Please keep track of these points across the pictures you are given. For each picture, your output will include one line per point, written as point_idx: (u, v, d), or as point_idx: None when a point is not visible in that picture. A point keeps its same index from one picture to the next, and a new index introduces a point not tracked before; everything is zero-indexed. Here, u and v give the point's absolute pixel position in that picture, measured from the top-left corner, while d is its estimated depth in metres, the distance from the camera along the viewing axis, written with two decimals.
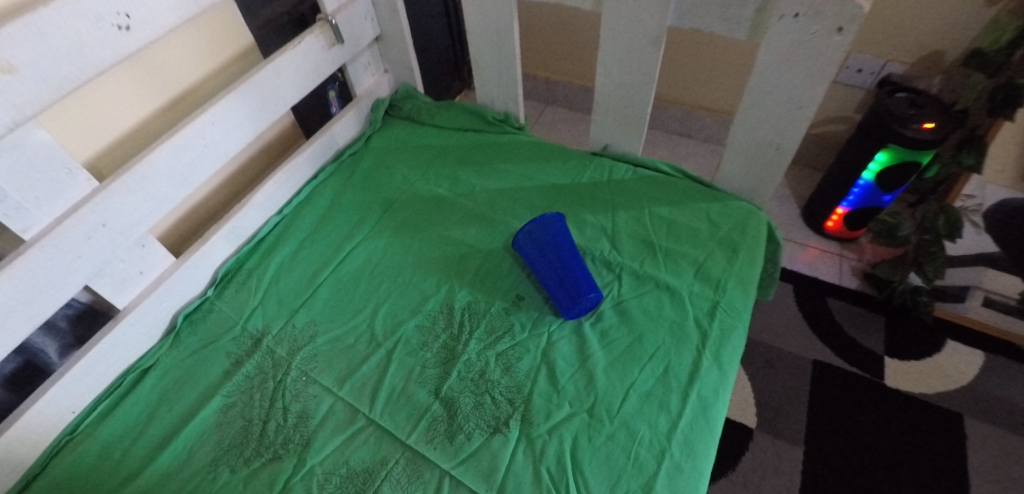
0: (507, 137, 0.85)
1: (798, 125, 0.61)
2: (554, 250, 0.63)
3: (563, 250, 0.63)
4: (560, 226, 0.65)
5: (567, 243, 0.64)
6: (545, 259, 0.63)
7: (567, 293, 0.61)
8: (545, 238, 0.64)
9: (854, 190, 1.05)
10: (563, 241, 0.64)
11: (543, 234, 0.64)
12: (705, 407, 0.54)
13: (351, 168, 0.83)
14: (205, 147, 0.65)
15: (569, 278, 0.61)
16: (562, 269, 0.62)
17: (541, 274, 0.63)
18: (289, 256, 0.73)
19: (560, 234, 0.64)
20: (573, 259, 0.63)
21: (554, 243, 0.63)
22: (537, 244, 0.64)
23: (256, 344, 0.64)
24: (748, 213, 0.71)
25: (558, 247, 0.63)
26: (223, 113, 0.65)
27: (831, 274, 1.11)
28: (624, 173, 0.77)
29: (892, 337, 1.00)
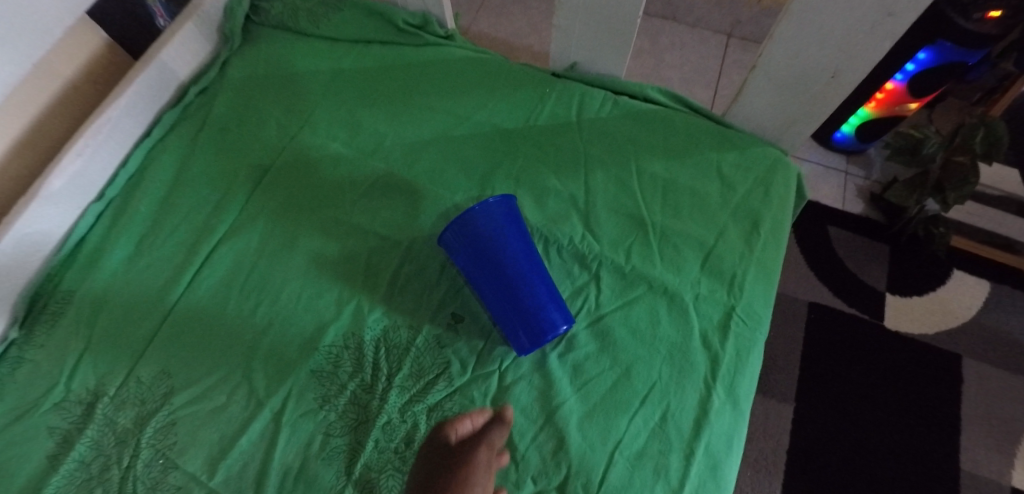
0: (430, 53, 0.58)
1: (875, 44, 0.39)
2: (499, 257, 0.43)
3: (514, 254, 0.43)
4: (507, 215, 0.44)
5: (518, 242, 0.43)
6: (487, 270, 0.43)
7: (520, 323, 0.42)
8: (486, 237, 0.43)
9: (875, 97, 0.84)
10: (511, 240, 0.43)
11: (481, 232, 0.43)
12: (716, 467, 0.40)
13: (202, 116, 0.56)
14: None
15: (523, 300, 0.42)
16: (512, 284, 0.42)
17: (483, 290, 0.44)
18: (123, 267, 0.50)
19: (508, 228, 0.44)
20: (528, 268, 0.43)
21: (499, 245, 0.43)
22: (473, 248, 0.43)
23: (87, 412, 0.44)
24: (772, 165, 0.51)
25: (506, 251, 0.43)
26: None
27: (833, 196, 0.95)
28: (599, 108, 0.54)
29: (896, 270, 0.89)
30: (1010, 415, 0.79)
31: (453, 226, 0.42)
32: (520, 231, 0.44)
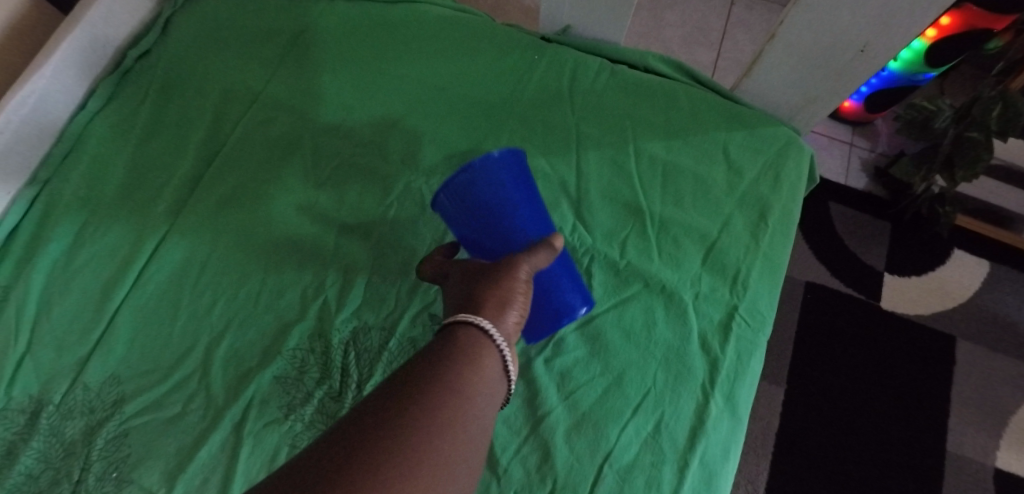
0: (402, 12, 0.51)
1: (916, 13, 0.34)
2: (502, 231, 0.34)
3: (524, 228, 0.35)
4: (514, 177, 0.34)
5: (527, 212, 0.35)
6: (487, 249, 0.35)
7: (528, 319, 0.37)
8: (486, 204, 0.34)
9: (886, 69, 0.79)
10: (518, 210, 0.35)
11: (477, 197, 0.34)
12: (710, 480, 0.38)
13: (145, 84, 0.49)
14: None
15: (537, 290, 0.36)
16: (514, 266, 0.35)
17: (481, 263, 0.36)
18: (64, 259, 0.45)
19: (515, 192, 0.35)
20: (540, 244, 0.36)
21: (503, 217, 0.34)
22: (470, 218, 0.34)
23: (28, 423, 0.40)
24: (784, 147, 0.46)
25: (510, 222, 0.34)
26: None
27: (836, 170, 0.91)
28: (594, 78, 0.49)
29: (895, 249, 0.86)
30: (999, 396, 0.79)
31: (446, 190, 0.33)
32: (529, 196, 0.36)
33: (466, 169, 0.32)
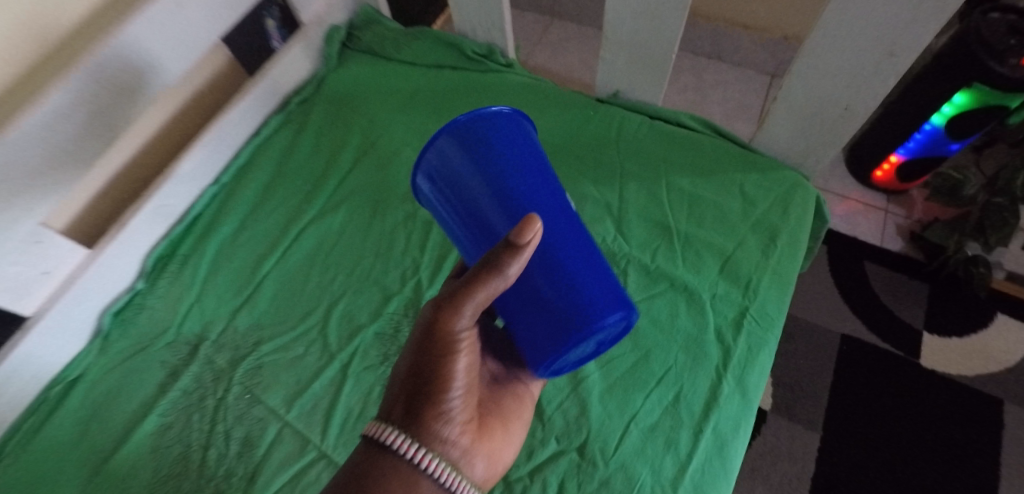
0: (491, 79, 0.67)
1: (881, 82, 0.45)
2: (491, 187, 0.35)
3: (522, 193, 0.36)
4: (504, 137, 0.37)
5: (517, 177, 0.36)
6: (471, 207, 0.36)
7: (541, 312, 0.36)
8: (471, 162, 0.36)
9: (916, 136, 0.87)
10: (507, 172, 0.36)
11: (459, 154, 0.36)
12: (722, 447, 0.44)
13: (301, 122, 0.67)
14: (105, 99, 0.51)
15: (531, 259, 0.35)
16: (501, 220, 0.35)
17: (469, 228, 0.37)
18: (228, 239, 0.61)
19: (506, 152, 0.37)
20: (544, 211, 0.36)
21: (489, 173, 0.36)
22: (455, 178, 0.36)
23: (192, 351, 0.54)
24: (793, 187, 0.56)
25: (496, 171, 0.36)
26: (124, 54, 0.50)
27: (872, 233, 0.97)
28: (636, 129, 0.61)
29: (934, 310, 0.88)
30: None
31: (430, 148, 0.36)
32: (519, 159, 0.37)
33: (444, 132, 0.36)
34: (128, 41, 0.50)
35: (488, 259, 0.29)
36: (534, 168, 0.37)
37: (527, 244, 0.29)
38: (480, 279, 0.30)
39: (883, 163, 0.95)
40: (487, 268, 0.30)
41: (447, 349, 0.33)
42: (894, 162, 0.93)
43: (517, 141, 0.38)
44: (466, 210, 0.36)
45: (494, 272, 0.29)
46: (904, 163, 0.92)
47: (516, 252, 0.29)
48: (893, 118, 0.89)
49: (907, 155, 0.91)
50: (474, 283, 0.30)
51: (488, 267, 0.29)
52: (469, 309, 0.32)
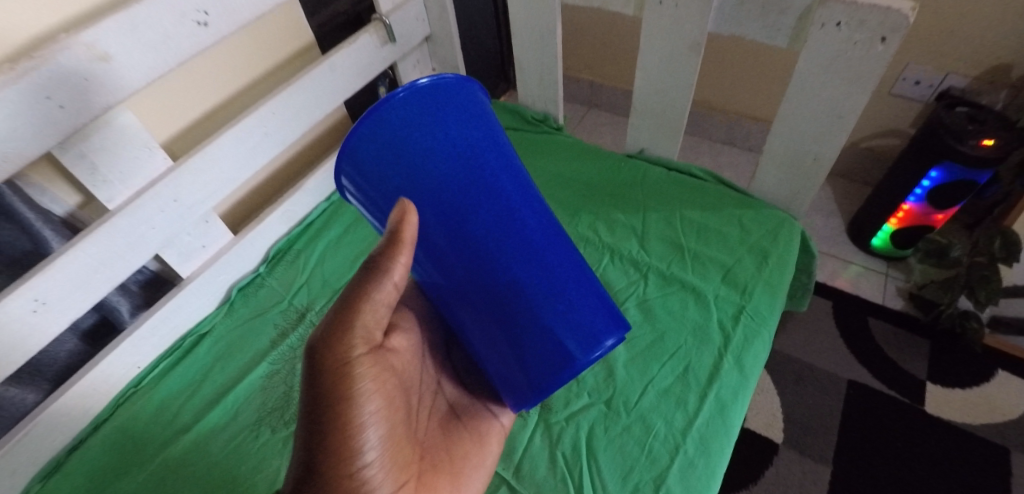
0: (545, 137, 0.87)
1: (838, 136, 0.62)
2: (422, 165, 0.38)
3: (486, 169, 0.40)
4: (457, 106, 0.40)
5: (456, 167, 0.38)
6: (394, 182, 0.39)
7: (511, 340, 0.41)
8: (425, 124, 0.38)
9: (921, 187, 0.96)
10: (442, 154, 0.38)
11: (414, 117, 0.38)
12: (723, 409, 0.54)
13: None
14: (276, 128, 0.71)
15: (467, 254, 0.39)
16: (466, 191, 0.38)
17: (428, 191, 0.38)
18: (334, 240, 0.78)
19: (453, 131, 0.39)
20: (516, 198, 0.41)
21: (422, 154, 0.38)
22: (388, 147, 0.38)
23: (300, 317, 0.70)
24: (781, 222, 0.70)
25: (452, 138, 0.39)
26: (295, 98, 0.72)
27: (874, 293, 1.07)
28: (658, 176, 0.78)
29: (936, 363, 0.96)
30: None
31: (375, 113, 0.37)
32: (478, 131, 0.40)
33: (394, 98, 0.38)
34: (296, 90, 0.71)
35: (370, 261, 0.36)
36: (475, 150, 0.39)
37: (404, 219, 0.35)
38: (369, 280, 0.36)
39: (898, 211, 1.03)
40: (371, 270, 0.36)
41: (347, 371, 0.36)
42: (908, 210, 1.01)
43: (467, 124, 0.40)
44: (388, 187, 0.39)
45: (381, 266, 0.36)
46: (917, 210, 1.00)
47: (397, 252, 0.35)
48: (885, 190, 1.04)
49: (918, 203, 0.99)
50: (365, 288, 0.36)
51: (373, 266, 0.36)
52: (362, 320, 0.36)
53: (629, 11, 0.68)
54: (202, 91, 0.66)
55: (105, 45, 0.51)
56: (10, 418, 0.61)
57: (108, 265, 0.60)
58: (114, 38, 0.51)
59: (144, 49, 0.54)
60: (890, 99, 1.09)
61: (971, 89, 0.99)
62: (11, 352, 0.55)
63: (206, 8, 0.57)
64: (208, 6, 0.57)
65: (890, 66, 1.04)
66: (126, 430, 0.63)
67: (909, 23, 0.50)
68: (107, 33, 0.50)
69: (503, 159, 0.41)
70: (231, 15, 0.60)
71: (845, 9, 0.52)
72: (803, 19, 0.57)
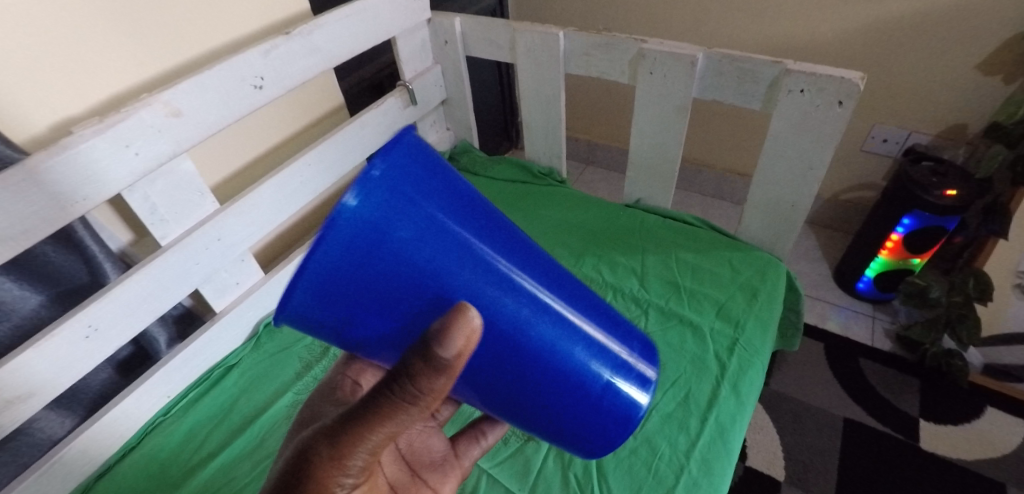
0: (550, 189, 0.95)
1: (811, 184, 0.70)
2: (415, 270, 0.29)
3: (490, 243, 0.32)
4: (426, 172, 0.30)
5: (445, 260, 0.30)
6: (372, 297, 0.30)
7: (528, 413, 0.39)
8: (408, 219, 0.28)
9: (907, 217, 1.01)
10: (440, 245, 0.29)
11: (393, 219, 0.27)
12: (723, 432, 0.59)
13: None
14: (311, 177, 0.79)
15: (496, 354, 0.33)
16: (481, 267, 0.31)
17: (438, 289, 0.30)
18: None
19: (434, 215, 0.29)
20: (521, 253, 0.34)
21: (409, 262, 0.29)
22: (357, 265, 0.27)
23: (324, 351, 0.76)
24: (768, 262, 0.77)
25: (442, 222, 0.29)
26: (328, 153, 0.80)
27: (863, 335, 1.13)
28: (654, 222, 0.85)
29: (926, 400, 1.00)
30: None
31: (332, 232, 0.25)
32: (457, 195, 0.31)
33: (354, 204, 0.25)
34: (331, 144, 0.80)
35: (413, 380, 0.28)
36: (466, 225, 0.31)
37: (460, 347, 0.27)
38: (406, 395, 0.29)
39: (887, 241, 1.07)
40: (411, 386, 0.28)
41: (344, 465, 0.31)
42: (897, 240, 1.06)
43: (441, 195, 0.30)
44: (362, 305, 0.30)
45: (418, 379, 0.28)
46: (905, 239, 1.04)
47: (437, 378, 0.28)
48: (865, 238, 1.12)
49: (905, 232, 1.03)
50: (389, 411, 0.29)
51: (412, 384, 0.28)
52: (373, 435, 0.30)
53: (624, 80, 0.78)
54: (247, 146, 0.74)
55: (178, 104, 0.60)
56: (44, 443, 0.64)
57: (154, 297, 0.65)
58: (187, 99, 0.60)
59: (208, 107, 0.63)
60: (862, 155, 1.20)
61: (933, 145, 1.10)
62: (64, 375, 0.60)
63: (262, 74, 0.67)
64: (264, 73, 0.67)
65: (859, 126, 1.16)
66: (154, 457, 0.67)
67: (859, 90, 0.59)
68: (182, 94, 0.59)
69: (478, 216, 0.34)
70: (282, 80, 0.70)
71: (807, 79, 0.62)
72: (772, 86, 0.66)
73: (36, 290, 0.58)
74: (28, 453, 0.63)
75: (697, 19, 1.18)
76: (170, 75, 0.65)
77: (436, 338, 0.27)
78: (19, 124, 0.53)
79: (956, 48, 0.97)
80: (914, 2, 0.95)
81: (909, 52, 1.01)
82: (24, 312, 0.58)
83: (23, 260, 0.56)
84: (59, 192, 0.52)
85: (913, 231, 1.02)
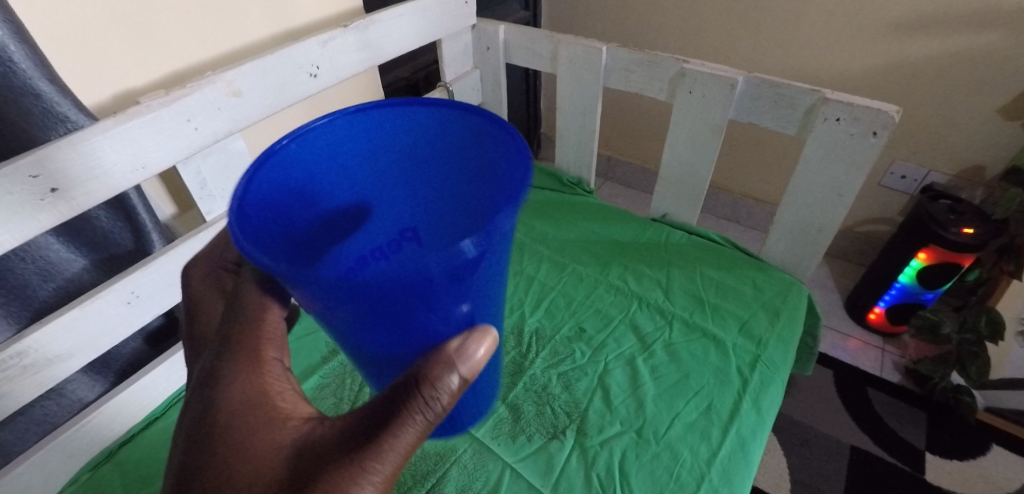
0: (577, 199, 0.97)
1: (838, 211, 0.72)
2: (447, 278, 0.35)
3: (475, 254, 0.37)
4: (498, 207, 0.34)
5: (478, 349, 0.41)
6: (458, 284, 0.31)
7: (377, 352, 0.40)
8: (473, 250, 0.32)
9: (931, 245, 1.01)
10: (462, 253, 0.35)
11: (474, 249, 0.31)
12: (744, 444, 0.60)
13: None
14: None
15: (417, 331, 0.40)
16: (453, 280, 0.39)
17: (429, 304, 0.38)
18: None
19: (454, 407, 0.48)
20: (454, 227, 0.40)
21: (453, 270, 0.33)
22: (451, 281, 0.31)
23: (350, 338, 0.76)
24: (790, 285, 0.78)
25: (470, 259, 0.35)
26: None
27: (873, 365, 1.14)
28: (679, 238, 0.87)
29: (933, 434, 1.01)
30: None
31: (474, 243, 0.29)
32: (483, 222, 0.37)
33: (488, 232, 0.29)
34: None
35: (420, 405, 0.32)
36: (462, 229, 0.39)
37: (469, 370, 0.33)
38: (408, 418, 0.32)
39: (911, 262, 1.06)
40: (423, 405, 0.32)
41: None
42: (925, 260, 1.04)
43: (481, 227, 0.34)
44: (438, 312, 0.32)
45: (418, 405, 0.32)
46: (931, 262, 1.03)
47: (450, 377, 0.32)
48: (879, 271, 1.14)
49: (932, 255, 1.02)
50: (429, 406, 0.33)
51: (416, 412, 0.32)
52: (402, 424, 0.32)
53: (662, 98, 0.81)
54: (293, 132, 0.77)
55: (239, 84, 0.62)
56: (74, 405, 0.66)
57: None
58: (247, 80, 0.62)
59: (265, 90, 0.65)
60: (879, 190, 1.22)
61: (951, 185, 1.12)
62: (102, 339, 0.61)
63: (318, 63, 0.69)
64: (319, 62, 0.69)
65: (878, 161, 1.18)
66: None
67: (895, 122, 0.61)
68: (243, 76, 0.62)
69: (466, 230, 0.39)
70: (334, 71, 0.72)
71: (843, 108, 0.65)
72: (808, 113, 0.69)
73: (81, 253, 0.60)
74: (57, 414, 0.64)
75: (727, 47, 1.21)
76: (229, 56, 0.68)
77: (457, 355, 0.32)
78: (88, 90, 0.55)
79: (978, 91, 1.00)
80: (942, 45, 0.99)
81: (933, 92, 1.04)
82: (67, 274, 0.59)
83: (76, 222, 0.58)
84: (121, 158, 0.54)
85: (927, 266, 1.04)
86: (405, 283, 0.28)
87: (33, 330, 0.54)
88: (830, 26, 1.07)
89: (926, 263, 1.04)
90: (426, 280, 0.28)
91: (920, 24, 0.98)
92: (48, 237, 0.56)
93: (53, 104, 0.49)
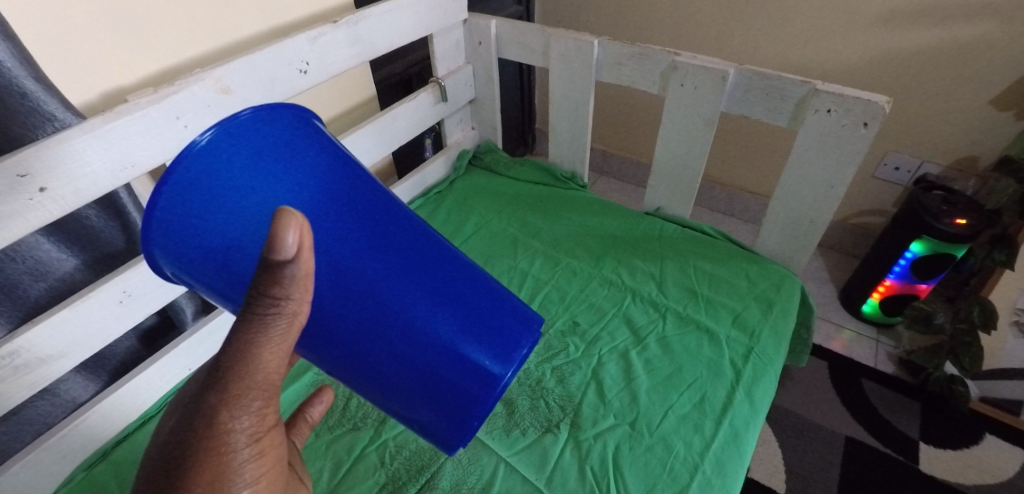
0: (571, 193, 0.97)
1: (830, 202, 0.73)
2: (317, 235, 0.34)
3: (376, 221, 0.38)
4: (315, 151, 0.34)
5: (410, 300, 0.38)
6: (244, 181, 0.31)
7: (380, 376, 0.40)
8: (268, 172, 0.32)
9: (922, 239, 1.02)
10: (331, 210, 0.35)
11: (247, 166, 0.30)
12: (736, 435, 0.60)
13: (435, 205, 0.97)
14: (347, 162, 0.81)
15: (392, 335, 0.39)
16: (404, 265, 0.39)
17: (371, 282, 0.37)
18: None
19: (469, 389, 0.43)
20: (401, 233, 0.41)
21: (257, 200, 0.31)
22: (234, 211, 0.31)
23: None
24: (783, 277, 0.78)
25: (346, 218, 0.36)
26: (361, 141, 0.81)
27: (867, 357, 1.15)
28: (673, 231, 0.88)
29: (927, 424, 1.01)
30: None
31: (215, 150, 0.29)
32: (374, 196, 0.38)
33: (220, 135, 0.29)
34: (368, 131, 0.82)
35: (262, 310, 0.28)
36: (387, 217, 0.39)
37: (296, 255, 0.27)
38: (257, 329, 0.28)
39: (904, 254, 1.06)
40: (264, 312, 0.28)
41: (222, 439, 0.30)
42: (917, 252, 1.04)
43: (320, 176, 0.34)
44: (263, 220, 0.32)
45: (263, 326, 0.28)
46: (923, 254, 1.04)
47: (280, 287, 0.27)
48: (873, 262, 1.14)
49: (923, 248, 1.03)
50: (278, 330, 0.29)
51: (262, 321, 0.28)
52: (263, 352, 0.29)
53: (653, 91, 0.80)
54: None
55: (227, 80, 0.61)
56: (68, 405, 0.66)
57: None
58: (235, 76, 0.62)
59: (254, 86, 0.64)
60: (873, 182, 1.22)
61: (944, 176, 1.13)
62: (96, 338, 0.61)
63: (307, 60, 0.69)
64: (308, 58, 0.69)
65: (872, 153, 1.18)
66: None
67: (885, 113, 0.62)
68: (231, 71, 0.61)
69: (374, 191, 0.38)
70: (324, 67, 0.72)
71: (834, 100, 0.65)
72: (800, 105, 0.69)
73: (72, 252, 0.60)
74: (52, 414, 0.64)
75: (721, 39, 1.21)
76: (217, 53, 0.67)
77: (265, 246, 0.26)
78: (74, 88, 0.54)
79: (971, 81, 1.00)
80: (934, 35, 0.99)
81: (925, 83, 1.04)
82: (59, 273, 0.59)
83: (66, 222, 0.58)
84: (110, 157, 0.53)
85: (921, 258, 1.04)
86: (186, 195, 0.29)
87: (25, 330, 0.54)
88: (823, 17, 1.07)
89: (920, 255, 1.04)
90: (200, 185, 0.29)
91: (912, 15, 0.98)
92: (39, 236, 0.56)
93: (39, 102, 0.48)
